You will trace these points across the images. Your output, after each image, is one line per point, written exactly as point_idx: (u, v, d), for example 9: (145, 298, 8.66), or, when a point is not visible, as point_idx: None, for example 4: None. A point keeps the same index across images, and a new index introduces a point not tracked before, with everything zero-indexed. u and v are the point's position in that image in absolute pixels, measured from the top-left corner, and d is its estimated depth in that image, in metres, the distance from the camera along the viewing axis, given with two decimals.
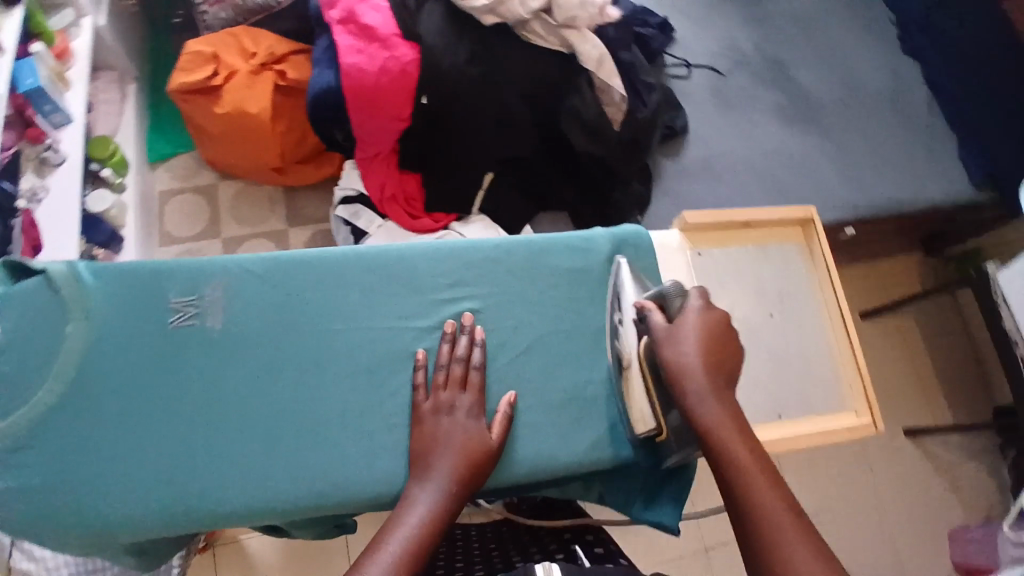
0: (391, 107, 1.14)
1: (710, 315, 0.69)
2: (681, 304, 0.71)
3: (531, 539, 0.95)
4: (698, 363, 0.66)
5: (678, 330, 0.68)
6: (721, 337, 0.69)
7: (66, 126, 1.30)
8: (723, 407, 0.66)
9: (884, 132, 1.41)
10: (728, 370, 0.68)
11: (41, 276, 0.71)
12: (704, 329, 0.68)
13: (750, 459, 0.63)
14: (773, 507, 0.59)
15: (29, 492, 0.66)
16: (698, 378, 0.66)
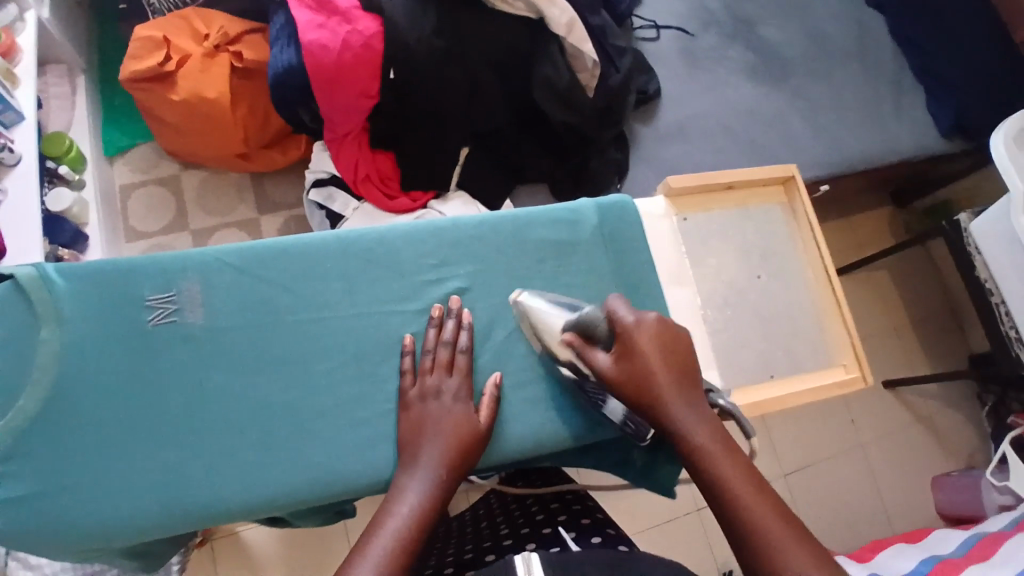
0: (356, 84, 1.08)
1: (647, 326, 0.67)
2: (608, 325, 0.68)
3: (518, 509, 0.94)
4: (658, 376, 0.65)
5: (621, 361, 0.66)
6: (665, 346, 0.67)
7: (18, 125, 1.25)
8: (696, 417, 0.64)
9: (854, 86, 1.41)
10: (684, 373, 0.67)
11: (7, 280, 0.68)
12: (645, 346, 0.66)
13: (731, 465, 0.62)
14: (756, 502, 0.59)
15: (19, 502, 0.64)
16: (660, 402, 0.65)
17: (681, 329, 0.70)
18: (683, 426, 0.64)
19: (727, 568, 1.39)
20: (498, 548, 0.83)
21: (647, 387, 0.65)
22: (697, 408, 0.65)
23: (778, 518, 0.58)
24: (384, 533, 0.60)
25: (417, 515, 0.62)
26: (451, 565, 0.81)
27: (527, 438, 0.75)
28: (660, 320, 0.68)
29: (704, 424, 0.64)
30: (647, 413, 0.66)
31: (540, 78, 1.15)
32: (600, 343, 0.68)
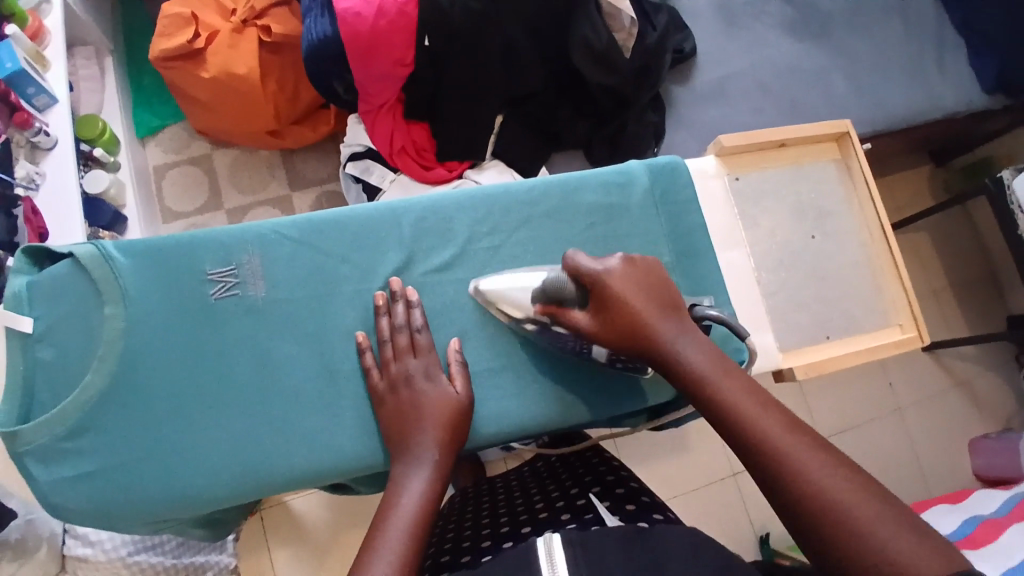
0: (391, 52, 1.07)
1: (615, 270, 0.65)
2: (574, 282, 0.66)
3: (553, 479, 0.91)
4: (646, 317, 0.63)
5: (597, 313, 0.64)
6: (637, 285, 0.64)
7: (52, 107, 1.25)
8: (690, 343, 0.62)
9: (898, 37, 1.34)
10: (670, 305, 0.65)
11: (71, 259, 0.69)
12: (623, 294, 0.63)
13: (730, 384, 0.58)
14: (770, 427, 0.54)
15: (95, 476, 0.66)
16: (650, 338, 0.62)
17: (648, 259, 0.68)
18: (676, 357, 0.61)
19: (764, 531, 1.39)
20: (533, 518, 0.78)
21: (631, 326, 0.63)
22: (689, 337, 0.62)
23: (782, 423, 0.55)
24: (392, 526, 0.59)
25: (420, 505, 0.61)
26: (487, 537, 0.76)
27: (567, 405, 0.75)
28: (625, 261, 0.66)
29: (698, 348, 0.62)
30: (642, 352, 0.63)
31: (579, 40, 1.10)
32: (573, 302, 0.66)
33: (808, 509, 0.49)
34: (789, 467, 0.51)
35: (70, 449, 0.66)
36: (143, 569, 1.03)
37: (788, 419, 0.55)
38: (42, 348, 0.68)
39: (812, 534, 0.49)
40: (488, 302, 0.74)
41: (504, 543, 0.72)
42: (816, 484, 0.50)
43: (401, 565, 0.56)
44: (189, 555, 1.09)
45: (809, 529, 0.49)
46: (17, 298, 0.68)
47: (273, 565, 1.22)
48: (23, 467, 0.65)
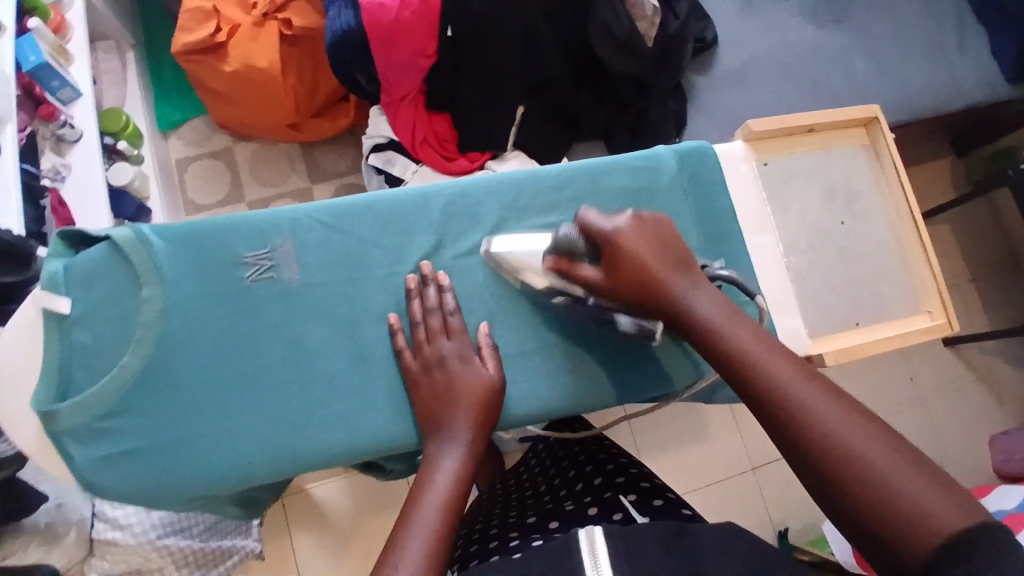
0: (414, 42, 1.08)
1: (625, 227, 0.65)
2: (586, 238, 0.66)
3: (576, 468, 0.90)
4: (655, 267, 0.63)
5: (608, 269, 0.64)
6: (648, 241, 0.64)
7: (76, 100, 1.27)
8: (702, 295, 0.61)
9: (920, 23, 1.32)
10: (680, 259, 0.64)
11: (107, 242, 0.70)
12: (631, 250, 0.63)
13: (743, 332, 0.58)
14: (795, 386, 0.52)
15: (134, 455, 0.67)
16: (660, 286, 0.62)
17: (659, 217, 0.68)
18: (687, 308, 0.61)
19: (782, 526, 1.37)
20: (560, 512, 0.77)
21: (642, 280, 0.62)
22: (701, 289, 0.62)
23: (797, 373, 0.53)
24: (425, 503, 0.59)
25: (455, 484, 0.62)
26: (514, 529, 0.76)
27: (594, 390, 0.75)
28: (636, 218, 0.66)
29: (711, 299, 0.61)
30: (652, 304, 0.63)
31: (600, 25, 1.10)
32: (584, 257, 0.66)
33: (823, 460, 0.48)
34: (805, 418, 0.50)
35: (109, 429, 0.67)
36: (171, 552, 1.01)
37: (808, 374, 0.53)
38: (79, 331, 0.69)
39: (830, 485, 0.47)
40: (499, 264, 0.74)
41: (531, 535, 0.72)
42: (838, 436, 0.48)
43: (437, 543, 0.56)
44: (217, 539, 1.07)
45: (821, 477, 0.48)
46: (53, 281, 0.69)
47: (295, 551, 1.23)
48: (61, 447, 0.66)
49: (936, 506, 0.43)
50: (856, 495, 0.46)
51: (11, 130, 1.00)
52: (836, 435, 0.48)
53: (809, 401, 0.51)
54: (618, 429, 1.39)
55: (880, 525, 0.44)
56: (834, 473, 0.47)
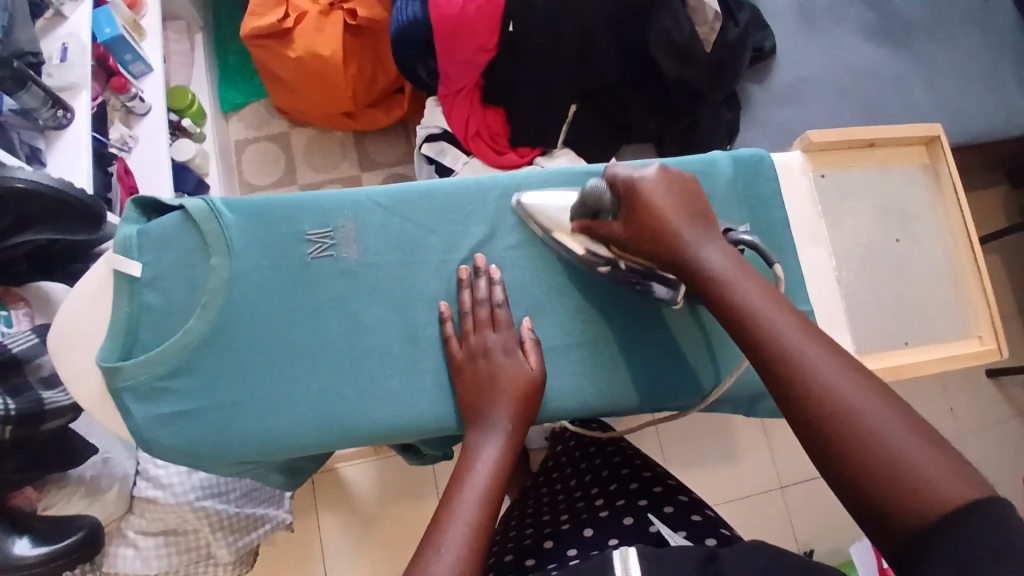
0: (476, 37, 1.10)
1: (651, 179, 0.65)
2: (612, 190, 0.67)
3: (604, 463, 0.89)
4: (674, 218, 0.63)
5: (629, 221, 0.65)
6: (673, 194, 0.64)
7: (146, 75, 1.33)
8: (712, 249, 0.61)
9: (983, 46, 1.29)
10: (700, 211, 0.64)
11: (180, 212, 0.74)
12: (651, 199, 0.63)
13: (747, 284, 0.58)
14: (818, 361, 0.51)
15: (190, 415, 0.70)
16: (674, 238, 0.62)
17: (689, 174, 0.68)
18: (700, 262, 0.61)
19: (807, 548, 1.35)
20: (593, 517, 0.77)
21: (656, 235, 0.63)
22: (714, 245, 0.61)
23: (797, 328, 0.54)
24: (468, 489, 0.61)
25: (496, 472, 0.63)
26: (549, 537, 0.77)
27: (632, 386, 0.76)
28: (665, 171, 0.66)
29: (724, 254, 0.61)
30: (666, 256, 0.63)
31: (659, 32, 1.10)
32: (608, 211, 0.67)
33: (818, 413, 0.49)
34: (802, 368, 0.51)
35: (170, 388, 0.70)
36: (208, 514, 1.04)
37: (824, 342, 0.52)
38: (148, 293, 0.73)
39: (822, 439, 0.48)
40: (529, 215, 0.76)
41: (567, 548, 0.73)
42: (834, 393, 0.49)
43: (476, 531, 0.58)
44: (252, 506, 1.10)
45: (815, 428, 0.49)
46: (127, 244, 0.73)
47: (320, 529, 1.26)
48: (122, 402, 0.70)
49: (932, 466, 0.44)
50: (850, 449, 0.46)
51: (84, 96, 1.04)
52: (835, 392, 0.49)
53: (818, 364, 0.50)
54: (646, 439, 1.39)
55: (864, 477, 0.45)
56: (847, 445, 0.47)
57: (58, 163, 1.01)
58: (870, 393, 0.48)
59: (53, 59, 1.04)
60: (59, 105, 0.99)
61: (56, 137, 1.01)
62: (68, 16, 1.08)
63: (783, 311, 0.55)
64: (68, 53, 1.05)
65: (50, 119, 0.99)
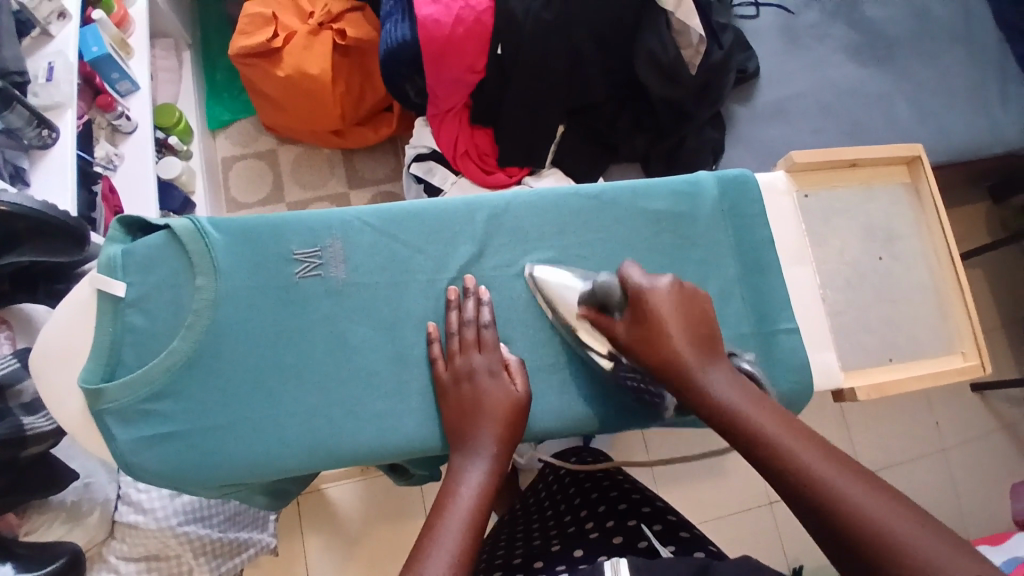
0: (463, 58, 1.12)
1: (660, 291, 0.66)
2: (622, 290, 0.68)
3: (594, 488, 0.89)
4: (677, 341, 0.63)
5: (636, 328, 0.66)
6: (681, 308, 0.65)
7: (134, 94, 1.32)
8: (718, 377, 0.61)
9: (959, 68, 1.32)
10: (707, 334, 0.65)
11: (166, 231, 0.73)
12: (657, 311, 0.65)
13: (760, 411, 0.58)
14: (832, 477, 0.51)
15: (173, 438, 0.69)
16: (678, 364, 0.62)
17: (700, 292, 0.69)
18: (705, 391, 0.61)
19: (797, 564, 1.35)
20: (583, 536, 0.77)
21: (658, 352, 0.64)
22: (722, 374, 0.61)
23: (820, 453, 0.53)
24: (451, 515, 0.60)
25: (479, 496, 0.62)
26: (538, 557, 0.76)
27: (623, 405, 0.76)
28: (675, 286, 0.67)
29: (732, 384, 0.61)
30: (672, 385, 0.63)
31: (645, 55, 1.12)
32: (615, 308, 0.69)
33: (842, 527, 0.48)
34: (827, 490, 0.50)
35: (153, 410, 0.69)
36: (190, 540, 1.02)
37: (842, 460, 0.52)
38: (132, 314, 0.72)
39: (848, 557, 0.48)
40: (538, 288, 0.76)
41: (556, 564, 0.72)
42: (864, 514, 0.48)
43: (458, 558, 0.57)
44: (235, 531, 1.09)
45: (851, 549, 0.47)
46: (111, 264, 0.72)
47: (305, 549, 1.24)
48: (103, 425, 0.69)
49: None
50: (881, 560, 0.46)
51: (70, 115, 1.04)
52: (863, 513, 0.48)
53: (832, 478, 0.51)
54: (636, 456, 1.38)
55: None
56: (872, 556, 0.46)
57: (41, 184, 0.99)
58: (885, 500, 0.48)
59: (38, 79, 1.03)
60: (43, 125, 0.98)
61: (40, 157, 1.00)
62: (56, 36, 1.08)
63: (781, 424, 0.57)
64: (54, 72, 1.04)
65: (35, 139, 0.98)
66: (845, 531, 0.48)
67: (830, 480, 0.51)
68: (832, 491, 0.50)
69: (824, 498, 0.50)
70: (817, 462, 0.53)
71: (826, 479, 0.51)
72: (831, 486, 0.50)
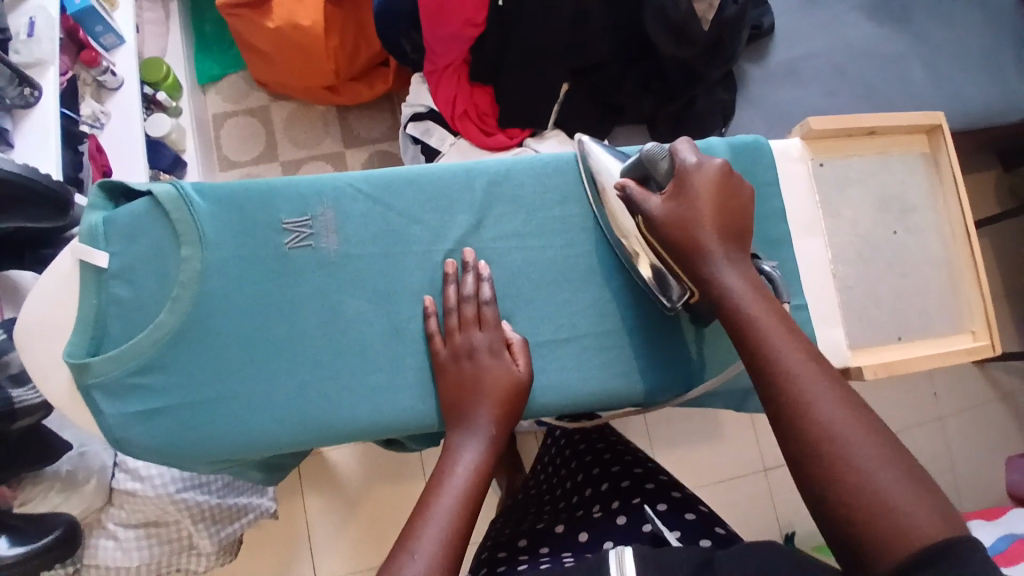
0: (462, 11, 1.07)
1: (707, 172, 0.63)
2: (669, 164, 0.64)
3: (596, 461, 0.89)
4: (709, 220, 0.61)
5: (671, 203, 0.62)
6: (720, 194, 0.62)
7: (119, 47, 1.26)
8: (732, 268, 0.60)
9: (981, 26, 1.26)
10: (740, 226, 0.63)
11: (149, 198, 0.70)
12: (700, 192, 0.62)
13: (762, 308, 0.57)
14: (822, 396, 0.50)
15: (163, 412, 0.68)
16: (701, 244, 0.61)
17: (746, 185, 0.65)
18: (715, 276, 0.60)
19: (789, 528, 1.36)
20: (588, 519, 0.76)
21: (688, 233, 0.61)
22: (736, 263, 0.60)
23: (809, 361, 0.53)
24: (446, 493, 0.60)
25: (475, 476, 0.62)
26: (543, 542, 0.74)
27: (626, 382, 0.74)
28: (724, 170, 0.63)
29: (743, 275, 0.60)
30: (688, 264, 0.62)
31: (655, 9, 1.05)
32: (656, 180, 0.65)
33: (805, 437, 0.49)
34: (806, 399, 0.50)
35: (140, 385, 0.68)
36: (188, 506, 1.02)
37: (832, 377, 0.51)
38: (116, 285, 0.69)
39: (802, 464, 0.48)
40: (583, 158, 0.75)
41: (562, 550, 0.71)
42: (827, 425, 0.48)
43: (452, 542, 0.56)
44: (233, 496, 1.08)
45: (807, 461, 0.48)
46: (93, 233, 0.69)
47: (305, 511, 1.25)
48: (91, 399, 0.67)
49: (914, 516, 0.43)
50: (829, 476, 0.46)
51: (52, 73, 0.98)
52: (831, 426, 0.48)
53: (820, 395, 0.50)
54: (634, 425, 1.38)
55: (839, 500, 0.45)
56: (821, 465, 0.47)
57: (25, 146, 0.95)
58: (861, 427, 0.48)
59: (19, 35, 0.98)
60: (26, 83, 0.93)
61: (23, 117, 0.95)
62: None
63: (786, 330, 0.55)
64: (35, 27, 0.98)
65: (17, 98, 0.93)
66: (805, 442, 0.48)
67: (810, 395, 0.50)
68: (810, 403, 0.50)
69: (802, 412, 0.50)
70: (804, 370, 0.52)
71: (808, 388, 0.51)
72: (809, 399, 0.50)
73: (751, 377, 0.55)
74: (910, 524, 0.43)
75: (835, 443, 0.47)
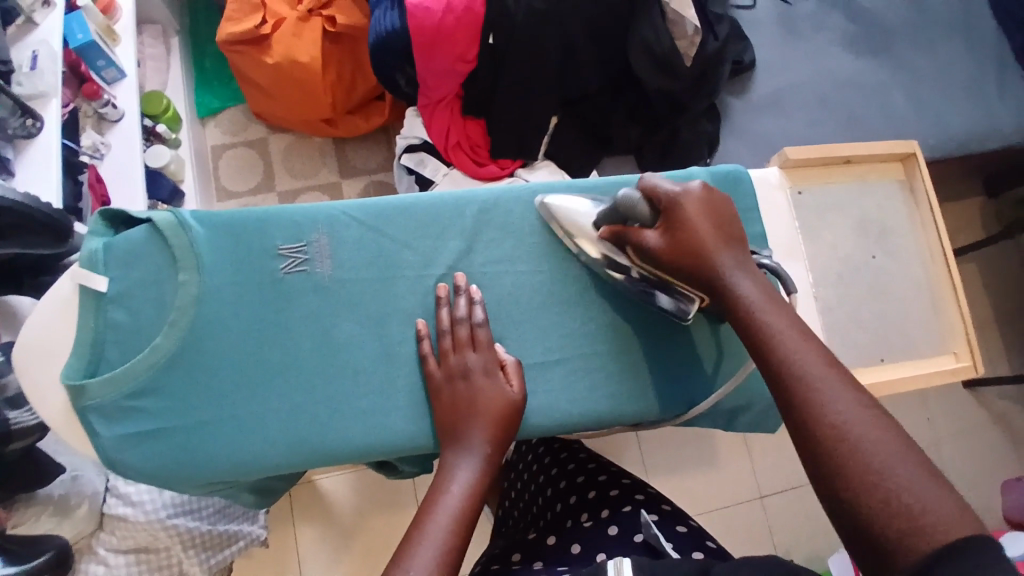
0: (455, 48, 1.10)
1: (692, 194, 0.65)
2: (649, 204, 0.66)
3: (579, 470, 0.90)
4: (709, 237, 0.63)
5: (667, 234, 0.64)
6: (712, 213, 0.65)
7: (120, 81, 1.29)
8: (745, 276, 0.62)
9: (958, 59, 1.31)
10: (735, 237, 0.65)
11: (148, 225, 0.72)
12: (693, 214, 0.64)
13: (779, 317, 0.59)
14: (839, 400, 0.51)
15: (156, 435, 0.69)
16: (706, 257, 0.63)
17: (727, 198, 0.68)
18: (730, 284, 0.62)
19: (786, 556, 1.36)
20: (578, 530, 0.77)
21: (691, 251, 0.63)
22: (746, 270, 0.62)
23: (826, 366, 0.54)
24: (440, 512, 0.61)
25: (470, 494, 0.63)
26: (536, 556, 0.75)
27: (616, 404, 0.75)
28: (705, 188, 0.66)
29: (756, 283, 0.62)
30: (698, 279, 0.64)
31: (640, 45, 1.10)
32: (641, 221, 0.67)
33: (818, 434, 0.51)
34: (819, 400, 0.52)
35: (136, 409, 0.69)
36: (180, 532, 1.01)
37: (846, 381, 0.53)
38: (113, 310, 0.70)
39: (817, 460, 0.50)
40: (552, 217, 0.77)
41: (556, 563, 0.71)
42: (847, 425, 0.50)
43: (444, 562, 0.57)
44: (224, 523, 1.07)
45: (823, 458, 0.50)
46: (92, 259, 0.71)
47: (297, 541, 1.24)
48: (86, 422, 0.68)
49: (932, 507, 0.44)
50: (847, 473, 0.48)
51: (55, 105, 1.01)
52: (848, 426, 0.50)
53: (835, 399, 0.52)
54: (628, 451, 1.38)
55: (853, 499, 0.47)
56: (840, 463, 0.48)
57: (26, 174, 0.97)
58: (880, 430, 0.49)
59: (22, 68, 1.01)
60: (28, 114, 0.97)
61: (25, 147, 0.98)
62: (41, 24, 1.05)
63: (805, 340, 0.57)
64: (38, 61, 1.02)
65: (19, 129, 0.96)
66: (822, 445, 0.50)
67: (829, 397, 0.52)
68: (825, 402, 0.52)
69: (820, 413, 0.51)
70: (822, 374, 0.54)
71: (822, 387, 0.53)
72: (826, 400, 0.52)
73: (769, 388, 0.56)
74: (925, 519, 0.44)
75: (853, 442, 0.49)
